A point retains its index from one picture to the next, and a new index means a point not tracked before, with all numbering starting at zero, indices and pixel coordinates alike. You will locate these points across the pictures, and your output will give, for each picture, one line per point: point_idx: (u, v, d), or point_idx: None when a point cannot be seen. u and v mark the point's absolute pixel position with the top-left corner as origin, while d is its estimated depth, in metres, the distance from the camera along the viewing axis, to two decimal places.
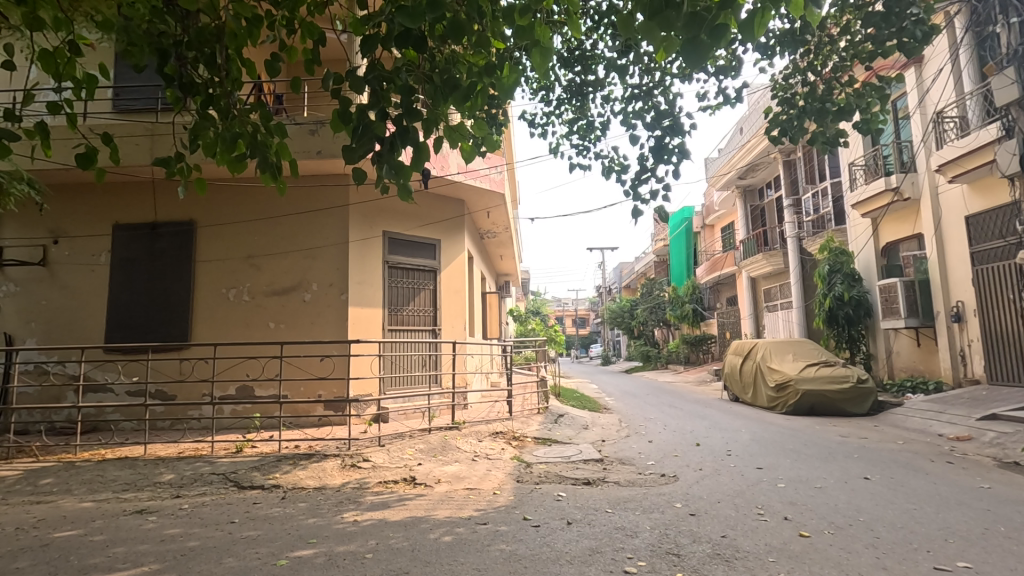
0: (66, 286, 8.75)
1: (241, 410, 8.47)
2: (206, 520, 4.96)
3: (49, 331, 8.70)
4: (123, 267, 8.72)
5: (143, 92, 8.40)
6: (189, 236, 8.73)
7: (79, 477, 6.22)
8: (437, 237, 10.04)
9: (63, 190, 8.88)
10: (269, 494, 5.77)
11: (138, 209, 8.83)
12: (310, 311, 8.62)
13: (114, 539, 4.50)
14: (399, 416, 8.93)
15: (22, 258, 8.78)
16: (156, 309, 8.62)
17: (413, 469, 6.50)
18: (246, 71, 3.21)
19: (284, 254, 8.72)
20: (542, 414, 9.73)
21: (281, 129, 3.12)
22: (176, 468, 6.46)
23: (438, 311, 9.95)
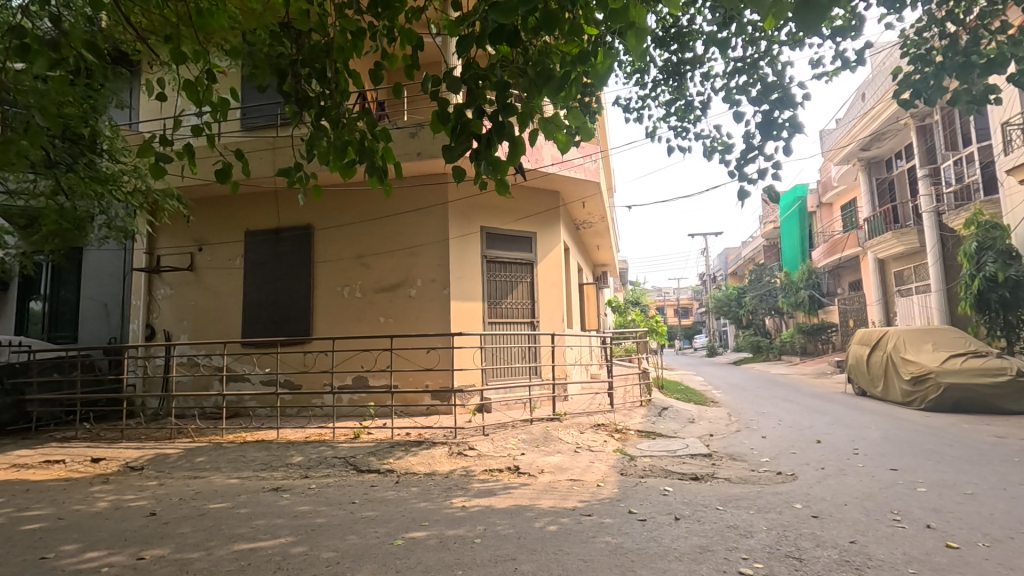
0: (209, 288, 9.92)
1: (357, 399, 9.11)
2: (330, 500, 5.41)
3: (197, 328, 9.91)
4: (254, 269, 9.70)
5: (265, 110, 9.29)
6: (308, 239, 9.52)
7: (226, 456, 7.05)
8: (533, 230, 10.09)
9: (204, 204, 10.04)
10: (384, 478, 6.17)
11: (264, 217, 9.76)
12: (415, 306, 9.07)
13: (256, 512, 5.05)
14: (502, 406, 9.17)
15: (174, 265, 10.09)
16: (282, 307, 9.51)
17: (516, 458, 6.63)
18: (353, 81, 3.38)
19: (390, 252, 9.24)
20: (645, 406, 9.50)
21: (385, 133, 3.22)
22: (304, 451, 7.10)
23: (535, 304, 10.02)
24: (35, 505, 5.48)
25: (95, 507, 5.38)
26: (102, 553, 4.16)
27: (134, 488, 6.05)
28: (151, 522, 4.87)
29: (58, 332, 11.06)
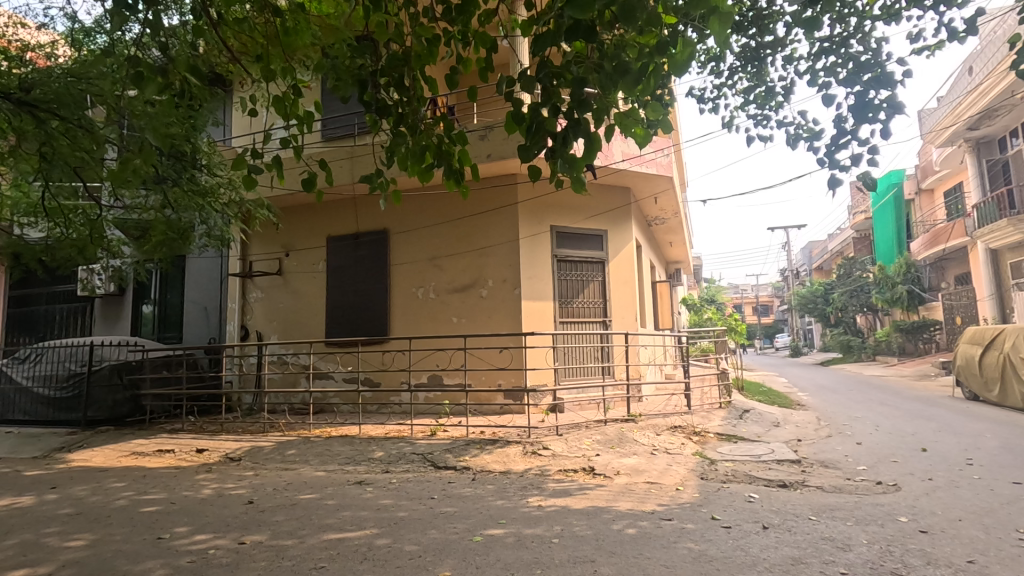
0: (296, 291, 10.54)
1: (433, 397, 9.36)
2: (411, 494, 5.59)
3: (286, 328, 10.56)
4: (336, 273, 10.21)
5: (343, 122, 9.76)
6: (384, 243, 9.90)
7: (313, 449, 7.47)
8: (604, 228, 9.93)
9: (290, 212, 10.68)
10: (461, 475, 6.29)
11: (344, 223, 10.24)
12: (487, 306, 9.20)
13: (342, 504, 5.31)
14: (575, 406, 9.12)
15: (265, 269, 10.79)
16: (362, 308, 9.95)
17: (591, 459, 6.56)
18: (429, 88, 3.44)
19: (462, 254, 9.42)
20: (725, 408, 9.12)
21: (462, 135, 3.26)
22: (384, 447, 7.38)
23: (607, 303, 9.86)
24: (152, 490, 6.05)
25: (201, 494, 5.86)
26: (209, 536, 4.52)
27: (234, 477, 6.54)
28: (249, 509, 5.24)
29: (166, 333, 12.16)
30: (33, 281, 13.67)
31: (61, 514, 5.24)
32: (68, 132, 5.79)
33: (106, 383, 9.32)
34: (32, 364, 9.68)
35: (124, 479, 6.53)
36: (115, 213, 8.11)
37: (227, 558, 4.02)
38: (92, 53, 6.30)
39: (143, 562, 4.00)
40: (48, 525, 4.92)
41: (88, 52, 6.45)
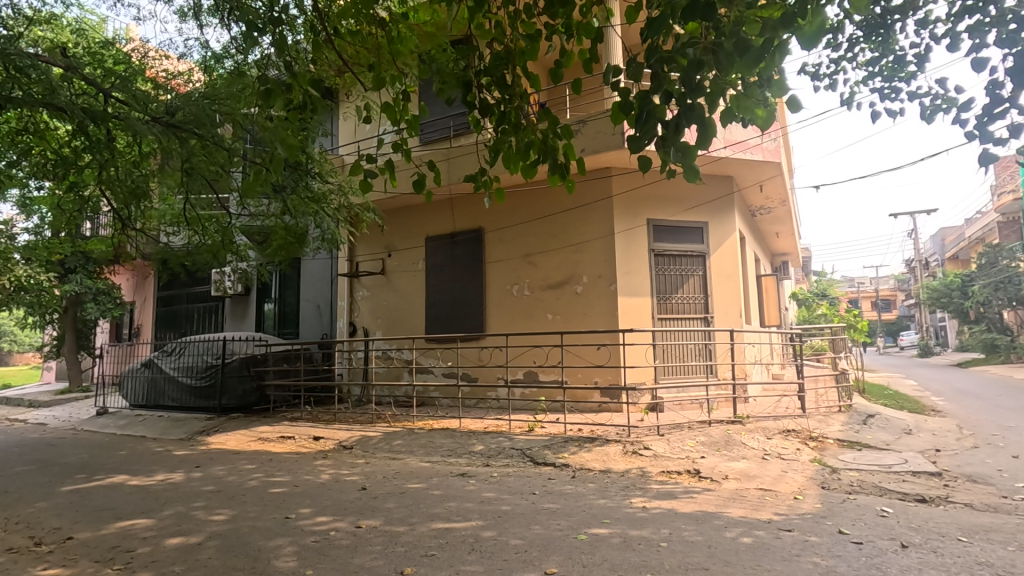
0: (398, 289, 11.08)
1: (529, 393, 9.43)
2: (513, 489, 5.66)
3: (389, 325, 11.12)
4: (435, 271, 10.59)
5: (438, 125, 10.34)
6: (480, 241, 10.12)
7: (417, 441, 7.80)
8: (704, 219, 9.48)
9: (392, 214, 11.23)
10: (560, 472, 6.27)
11: (442, 223, 10.59)
12: (583, 303, 9.11)
13: (447, 495, 5.49)
14: (676, 406, 8.79)
15: (370, 269, 11.44)
16: (459, 305, 10.24)
17: (696, 461, 6.27)
18: (531, 83, 3.39)
19: (556, 250, 9.39)
20: (845, 413, 8.36)
21: (568, 129, 3.18)
22: (484, 441, 7.53)
23: (709, 298, 9.37)
24: (278, 472, 6.62)
25: (320, 478, 6.33)
26: (329, 518, 4.86)
27: (348, 464, 6.99)
28: (363, 495, 5.57)
29: (285, 329, 13.27)
30: (177, 283, 15.50)
31: (205, 491, 5.87)
32: (205, 149, 6.48)
33: (237, 374, 10.30)
34: (177, 356, 11.00)
35: (254, 462, 7.21)
36: (242, 221, 8.95)
37: (346, 540, 4.29)
38: (222, 77, 7.00)
39: (275, 539, 4.37)
40: (195, 500, 5.54)
41: (219, 76, 7.17)
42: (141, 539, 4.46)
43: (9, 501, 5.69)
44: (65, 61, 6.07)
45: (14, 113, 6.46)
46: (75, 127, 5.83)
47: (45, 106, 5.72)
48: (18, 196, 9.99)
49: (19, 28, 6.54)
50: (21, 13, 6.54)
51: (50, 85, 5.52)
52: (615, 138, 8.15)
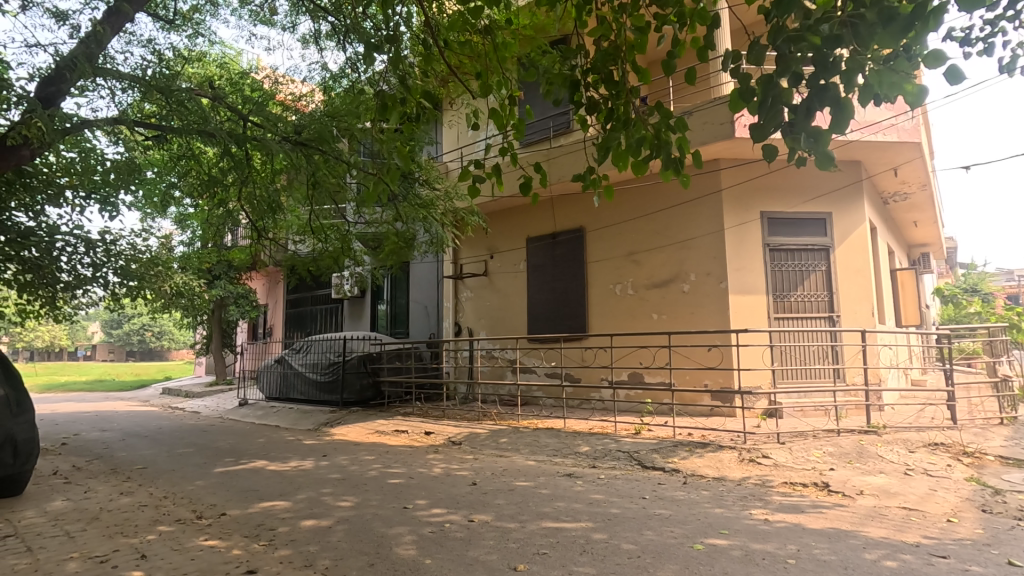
0: (501, 290, 11.32)
1: (634, 395, 9.23)
2: (621, 492, 5.54)
3: (493, 325, 11.39)
4: (537, 271, 10.68)
5: (538, 126, 10.52)
6: (581, 240, 10.05)
7: (523, 439, 7.91)
8: (828, 209, 8.66)
9: (495, 217, 11.50)
10: (671, 477, 6.05)
11: (543, 224, 10.66)
12: (690, 302, 8.74)
13: (555, 494, 5.50)
14: (797, 413, 8.15)
15: (474, 271, 11.84)
16: (562, 305, 10.23)
17: (824, 473, 5.75)
18: (640, 78, 3.26)
19: (661, 247, 9.09)
20: (1008, 426, 7.25)
21: (682, 122, 3.01)
22: (590, 442, 7.47)
23: (834, 295, 8.53)
24: (394, 464, 7.02)
25: (433, 472, 6.62)
26: (444, 511, 5.06)
27: (457, 459, 7.25)
28: (474, 490, 5.74)
29: (396, 329, 14.05)
30: (303, 287, 17.00)
31: (332, 478, 6.38)
32: (327, 163, 7.05)
33: (356, 371, 11.11)
34: (305, 353, 12.08)
35: (373, 453, 7.71)
36: (358, 228, 9.58)
37: (461, 533, 4.45)
38: (339, 95, 7.56)
39: (395, 527, 4.64)
40: (323, 486, 6.03)
41: (336, 94, 7.76)
42: (280, 519, 4.94)
43: (175, 478, 6.56)
44: (213, 92, 6.89)
45: (173, 141, 7.43)
46: (223, 150, 6.60)
47: (198, 134, 6.53)
48: (176, 214, 11.49)
49: (177, 67, 7.53)
50: (177, 53, 7.52)
51: (202, 114, 6.28)
52: (724, 128, 7.77)
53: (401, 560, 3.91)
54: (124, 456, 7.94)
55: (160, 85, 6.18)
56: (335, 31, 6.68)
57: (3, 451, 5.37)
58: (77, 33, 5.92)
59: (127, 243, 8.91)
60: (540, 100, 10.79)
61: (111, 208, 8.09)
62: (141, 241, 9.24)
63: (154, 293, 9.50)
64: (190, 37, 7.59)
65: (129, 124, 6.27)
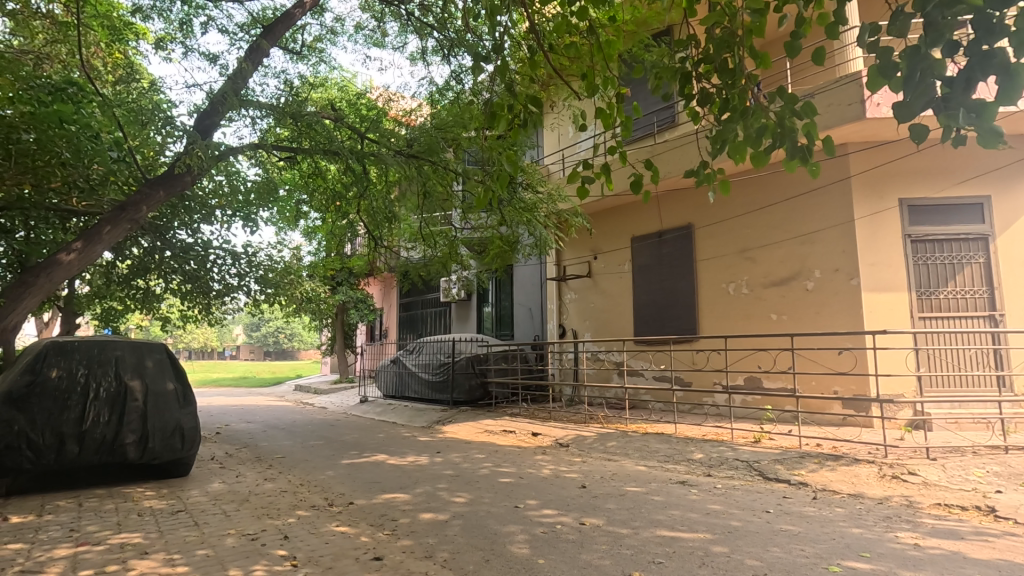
0: (606, 291, 11.16)
1: (753, 401, 8.67)
2: (742, 504, 5.21)
3: (598, 327, 11.27)
4: (643, 272, 10.39)
5: (643, 123, 10.29)
6: (690, 238, 9.62)
7: (632, 444, 7.72)
8: (986, 192, 7.53)
9: (599, 218, 11.39)
10: (798, 491, 5.58)
11: (648, 222, 10.37)
12: (815, 301, 8.03)
13: (669, 502, 5.31)
14: (950, 425, 7.17)
15: (577, 273, 11.83)
16: (670, 306, 9.86)
17: (989, 496, 5.00)
18: (759, 63, 3.04)
19: (780, 242, 8.46)
20: None
21: (808, 107, 2.75)
22: (704, 449, 7.12)
23: (996, 291, 7.41)
24: (504, 464, 7.17)
25: (542, 473, 6.67)
26: (555, 512, 5.08)
27: (566, 461, 7.25)
28: (584, 493, 5.70)
29: (502, 331, 14.37)
30: (414, 291, 17.97)
31: (446, 474, 6.66)
32: (435, 172, 7.39)
33: (464, 371, 11.49)
34: (417, 354, 12.76)
35: (483, 452, 7.93)
36: (465, 234, 9.90)
37: (572, 535, 4.44)
38: (446, 107, 7.88)
39: (508, 525, 4.74)
40: (438, 482, 6.31)
41: (443, 106, 8.11)
42: (402, 511, 5.25)
43: (309, 467, 7.21)
44: (335, 113, 7.50)
45: (302, 160, 8.16)
46: (345, 166, 7.17)
47: (324, 152, 7.11)
48: (305, 227, 12.63)
49: (304, 93, 8.29)
50: (304, 81, 8.28)
51: (328, 135, 6.87)
52: (852, 109, 7.10)
53: (515, 558, 3.98)
54: (266, 446, 8.87)
55: (292, 111, 6.83)
56: (441, 46, 7.00)
57: (173, 437, 6.24)
58: (226, 71, 6.72)
59: (265, 255, 9.91)
60: (646, 95, 10.53)
61: (252, 223, 9.05)
62: (276, 252, 10.24)
63: (288, 299, 10.52)
64: (314, 64, 8.32)
65: (266, 148, 7.00)
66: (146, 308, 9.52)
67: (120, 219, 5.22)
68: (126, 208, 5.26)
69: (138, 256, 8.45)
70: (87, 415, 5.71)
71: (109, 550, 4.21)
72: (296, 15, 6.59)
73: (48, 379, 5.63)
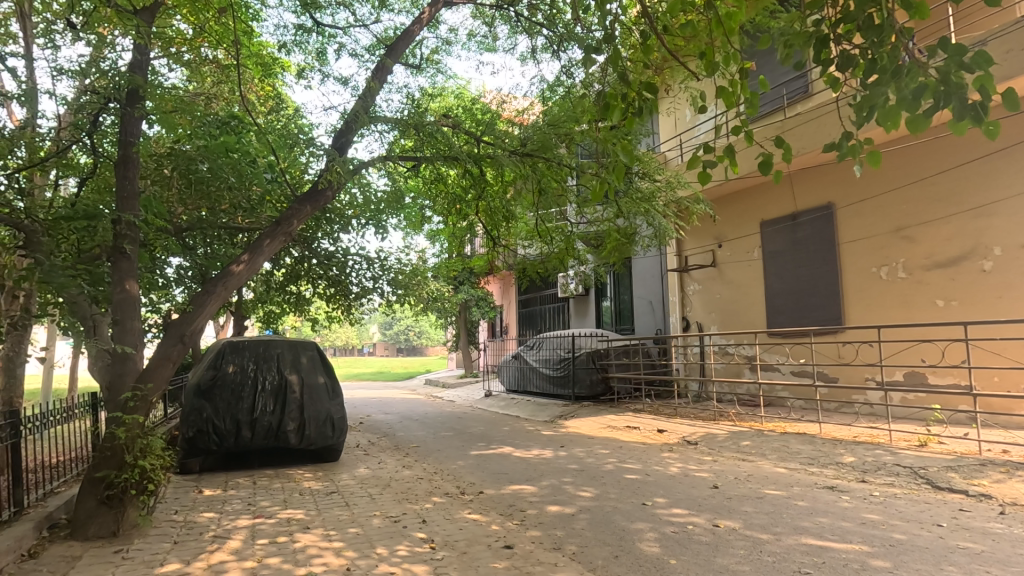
0: (733, 281, 10.50)
1: (915, 400, 7.65)
2: (906, 515, 4.62)
3: (725, 319, 10.65)
4: (775, 258, 9.61)
5: (770, 96, 9.52)
6: (830, 219, 8.72)
7: (769, 444, 7.17)
8: None
9: (723, 203, 10.74)
10: (978, 504, 4.82)
11: (780, 204, 9.55)
12: (995, 284, 6.88)
13: (815, 508, 4.85)
14: None
15: (700, 263, 11.27)
16: (808, 294, 9.01)
17: None
18: (915, 15, 2.64)
19: (945, 218, 7.37)
20: None
21: (981, 57, 2.34)
22: (856, 452, 6.42)
23: None
24: (629, 460, 7.05)
25: (670, 470, 6.45)
26: (686, 512, 4.89)
27: (695, 459, 6.94)
28: (716, 493, 5.41)
29: (622, 325, 14.10)
30: (533, 288, 18.28)
31: (571, 468, 6.70)
32: (549, 169, 7.44)
33: (585, 366, 11.47)
34: (537, 349, 12.95)
35: (607, 447, 7.86)
36: (581, 228, 9.85)
37: (706, 537, 4.24)
38: (557, 103, 7.88)
39: (636, 522, 4.65)
40: (564, 475, 6.37)
41: (554, 102, 8.12)
42: (529, 502, 5.37)
43: (441, 457, 7.65)
44: (452, 120, 7.83)
45: (424, 168, 8.63)
46: (463, 170, 7.48)
47: (444, 159, 7.47)
48: (429, 231, 13.36)
49: (424, 104, 8.76)
50: (424, 92, 8.75)
51: (448, 142, 7.22)
52: None
53: (645, 557, 3.90)
54: (403, 436, 9.57)
55: (415, 123, 7.26)
56: (550, 43, 7.03)
57: (326, 426, 6.93)
58: (356, 92, 7.30)
59: (395, 258, 10.64)
60: (776, 66, 9.70)
61: (382, 230, 9.76)
62: (404, 256, 10.97)
63: (416, 299, 11.21)
64: (432, 75, 8.76)
65: (393, 160, 7.51)
66: (299, 311, 10.69)
67: (276, 234, 5.85)
68: (281, 223, 5.89)
69: (291, 265, 9.51)
70: (256, 405, 6.57)
71: (279, 523, 4.81)
72: (415, 32, 6.99)
73: (226, 374, 6.57)
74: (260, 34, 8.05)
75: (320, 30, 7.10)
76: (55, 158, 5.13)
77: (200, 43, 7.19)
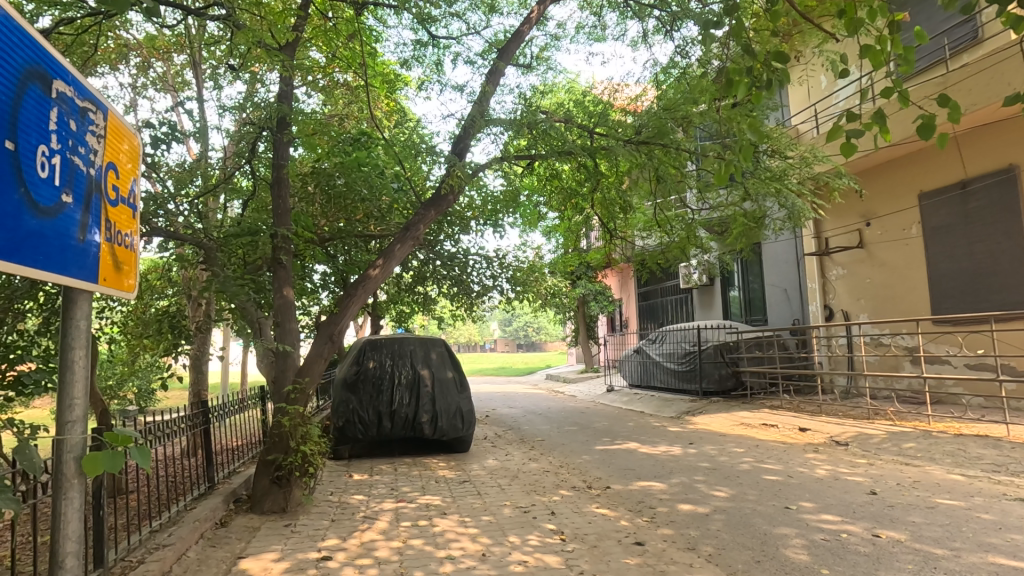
0: (886, 263, 9.32)
1: None
2: None
3: (878, 306, 9.50)
4: (940, 235, 8.38)
5: (930, 49, 8.30)
6: (1013, 184, 7.41)
7: (941, 447, 6.28)
8: None
9: (870, 175, 9.56)
10: None
11: (946, 172, 8.30)
12: None
13: (1006, 523, 4.16)
14: None
15: (844, 244, 10.15)
16: (987, 274, 7.73)
17: None
18: None
19: None
20: None
21: None
22: None
23: None
24: (768, 460, 6.56)
25: (817, 473, 5.91)
26: (838, 519, 4.45)
27: (847, 462, 6.27)
28: (875, 501, 4.86)
29: (753, 315, 13.16)
30: (653, 280, 17.68)
31: (704, 467, 6.40)
32: (666, 155, 7.14)
33: (713, 360, 10.87)
34: (660, 344, 12.52)
35: (742, 446, 7.39)
36: (703, 215, 9.33)
37: (865, 548, 3.82)
38: (672, 86, 7.53)
39: (780, 527, 4.32)
40: (695, 474, 6.10)
41: (669, 85, 7.77)
42: (659, 499, 5.22)
43: (567, 451, 7.71)
44: (564, 115, 7.81)
45: (538, 166, 8.68)
46: (577, 163, 7.44)
47: (558, 154, 7.46)
48: (545, 227, 13.47)
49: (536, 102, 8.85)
50: (535, 90, 8.84)
51: (562, 138, 7.20)
52: None
53: (793, 564, 3.62)
54: (527, 429, 9.78)
55: (528, 121, 7.34)
56: (663, 24, 6.73)
57: (456, 419, 7.27)
58: (471, 97, 7.56)
59: (513, 256, 10.87)
60: (936, 13, 8.43)
61: (500, 229, 10.01)
62: (522, 254, 11.17)
63: (535, 295, 11.35)
64: (543, 73, 8.80)
65: (508, 161, 7.66)
66: (427, 310, 11.35)
67: (406, 238, 6.25)
68: (409, 229, 6.29)
69: (418, 267, 10.13)
70: (394, 398, 7.10)
71: (419, 508, 5.16)
72: (524, 32, 7.08)
73: (367, 369, 7.19)
74: (383, 54, 8.65)
75: (435, 42, 7.46)
76: (223, 184, 5.92)
77: (333, 69, 7.89)
